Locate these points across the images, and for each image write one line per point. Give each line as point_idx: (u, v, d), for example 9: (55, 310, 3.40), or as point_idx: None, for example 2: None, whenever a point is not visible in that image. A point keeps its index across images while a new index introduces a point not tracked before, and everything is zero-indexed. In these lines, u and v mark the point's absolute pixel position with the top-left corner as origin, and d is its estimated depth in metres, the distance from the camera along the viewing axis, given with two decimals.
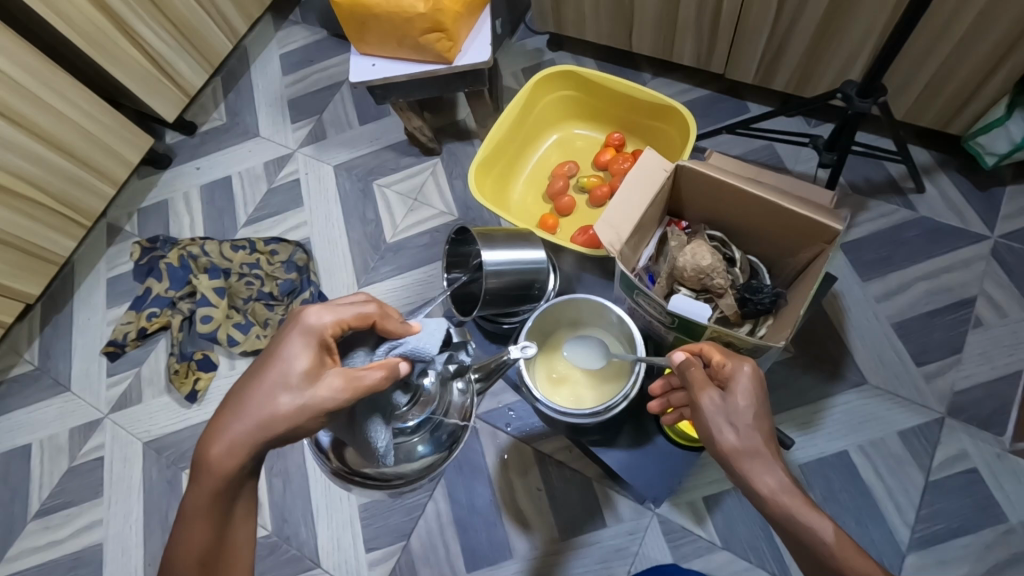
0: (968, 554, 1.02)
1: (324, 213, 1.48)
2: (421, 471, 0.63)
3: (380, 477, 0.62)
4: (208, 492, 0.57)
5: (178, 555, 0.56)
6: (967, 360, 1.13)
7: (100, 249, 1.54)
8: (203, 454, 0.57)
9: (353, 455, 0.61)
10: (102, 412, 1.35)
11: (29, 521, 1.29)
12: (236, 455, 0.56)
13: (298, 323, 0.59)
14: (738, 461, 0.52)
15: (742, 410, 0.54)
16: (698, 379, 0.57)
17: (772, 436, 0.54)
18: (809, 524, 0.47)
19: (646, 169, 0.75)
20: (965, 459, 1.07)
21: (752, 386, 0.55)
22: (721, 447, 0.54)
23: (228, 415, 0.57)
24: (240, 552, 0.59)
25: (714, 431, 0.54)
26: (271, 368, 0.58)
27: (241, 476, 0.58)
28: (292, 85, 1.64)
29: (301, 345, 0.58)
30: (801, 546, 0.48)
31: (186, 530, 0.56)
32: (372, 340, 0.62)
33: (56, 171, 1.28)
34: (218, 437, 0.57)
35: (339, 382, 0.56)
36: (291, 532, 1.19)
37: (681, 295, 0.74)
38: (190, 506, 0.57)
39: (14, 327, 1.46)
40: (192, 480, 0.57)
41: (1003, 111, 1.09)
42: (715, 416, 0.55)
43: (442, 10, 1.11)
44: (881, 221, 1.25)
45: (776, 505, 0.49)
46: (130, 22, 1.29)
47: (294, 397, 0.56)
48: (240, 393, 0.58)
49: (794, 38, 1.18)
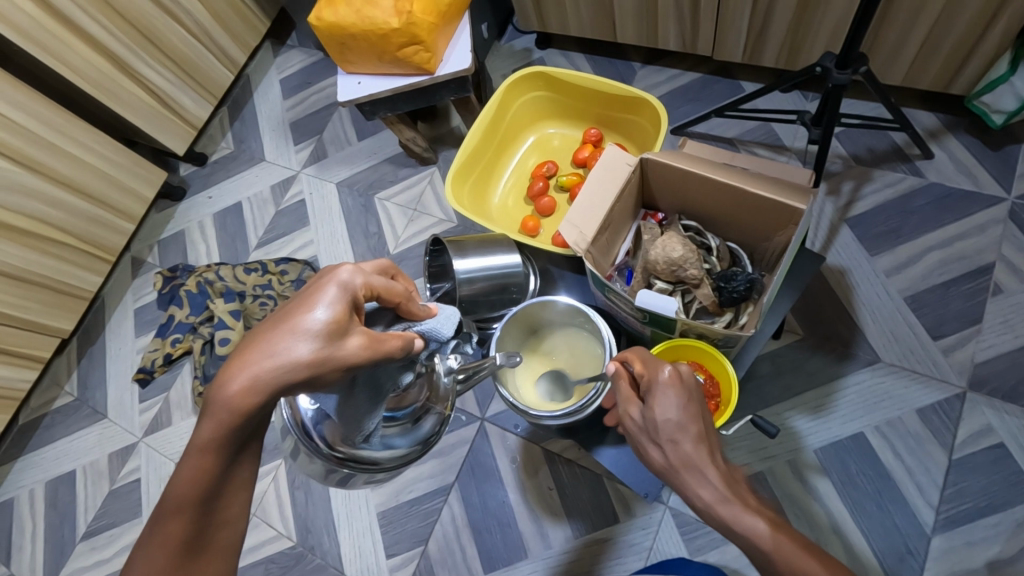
0: (998, 533, 0.97)
1: (329, 230, 1.51)
2: (398, 463, 0.52)
3: (361, 461, 0.50)
4: (223, 424, 0.45)
5: (175, 485, 0.46)
6: (988, 331, 1.07)
7: (126, 282, 1.62)
8: (220, 386, 0.44)
9: (333, 431, 0.49)
10: (136, 436, 1.43)
11: (77, 543, 1.37)
12: (260, 393, 0.44)
13: (329, 274, 0.49)
14: (667, 476, 0.57)
15: (657, 427, 0.58)
16: (625, 398, 0.63)
17: (696, 439, 0.56)
18: (741, 526, 0.51)
19: (609, 167, 0.78)
20: (990, 434, 1.02)
21: (664, 393, 0.58)
22: (652, 462, 0.59)
23: (251, 350, 0.45)
24: (240, 494, 0.49)
25: (643, 452, 0.60)
26: (298, 311, 0.47)
27: (263, 415, 0.46)
28: (292, 108, 1.69)
29: (333, 295, 0.48)
30: (742, 546, 0.52)
31: (191, 459, 0.46)
32: (387, 319, 0.56)
33: (76, 213, 1.36)
34: (239, 370, 0.44)
35: (367, 340, 0.46)
36: (315, 541, 1.23)
37: (647, 292, 0.72)
38: (201, 436, 0.45)
39: (53, 361, 1.55)
40: (205, 408, 0.45)
41: (1007, 67, 1.02)
42: (639, 434, 0.60)
43: (416, 23, 1.12)
44: (888, 191, 1.20)
45: (708, 511, 0.54)
46: (134, 66, 1.35)
47: (319, 343, 0.45)
48: (264, 330, 0.46)
49: (778, 12, 1.14)
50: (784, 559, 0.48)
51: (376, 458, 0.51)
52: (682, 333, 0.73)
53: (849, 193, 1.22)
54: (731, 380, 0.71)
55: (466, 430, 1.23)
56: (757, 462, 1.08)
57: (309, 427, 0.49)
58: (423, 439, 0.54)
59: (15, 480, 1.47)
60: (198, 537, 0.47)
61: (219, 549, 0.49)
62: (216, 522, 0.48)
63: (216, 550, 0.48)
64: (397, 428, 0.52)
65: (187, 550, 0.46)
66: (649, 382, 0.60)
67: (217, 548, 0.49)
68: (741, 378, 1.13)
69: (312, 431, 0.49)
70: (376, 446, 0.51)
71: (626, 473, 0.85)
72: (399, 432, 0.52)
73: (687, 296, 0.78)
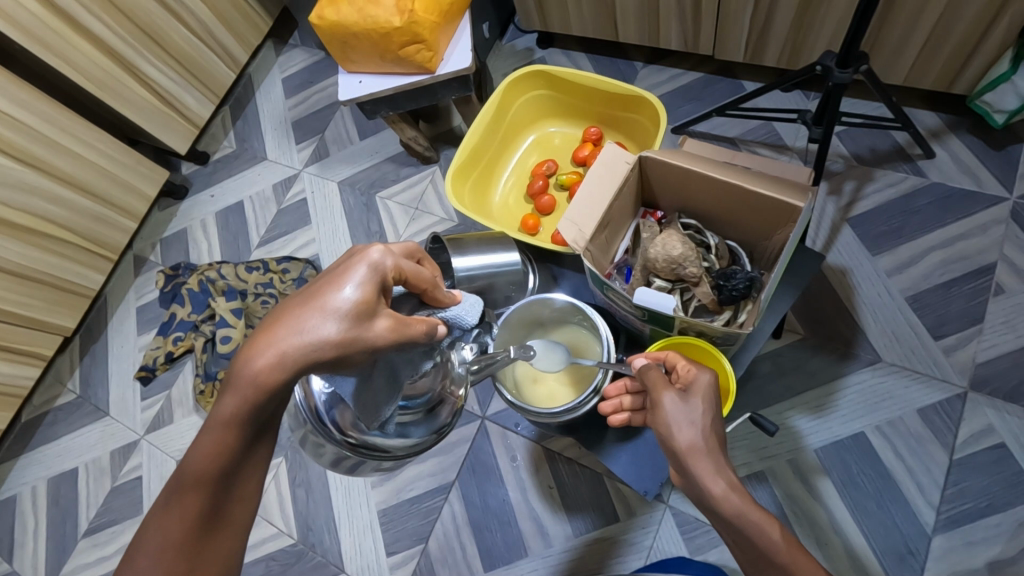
0: (999, 533, 0.97)
1: (331, 229, 1.51)
2: (409, 452, 0.52)
3: (373, 448, 0.50)
4: (247, 399, 0.44)
5: (191, 459, 0.46)
6: (989, 330, 1.07)
7: (128, 280, 1.62)
8: (246, 362, 0.44)
9: (348, 417, 0.49)
10: (138, 433, 1.43)
11: (79, 540, 1.38)
12: (284, 371, 0.44)
13: (360, 254, 0.49)
14: (694, 460, 0.54)
15: (699, 410, 0.57)
16: (659, 380, 0.61)
17: (723, 439, 0.57)
18: (764, 528, 0.51)
19: (609, 165, 0.78)
20: (991, 434, 1.02)
21: (710, 388, 0.59)
22: (679, 443, 0.56)
23: (279, 328, 0.45)
24: (256, 472, 0.49)
25: (673, 428, 0.57)
26: (327, 288, 0.47)
27: (285, 395, 0.46)
28: (294, 108, 1.69)
29: (362, 275, 0.47)
30: (752, 546, 0.51)
31: (210, 434, 0.46)
32: (411, 305, 0.55)
33: (79, 211, 1.36)
34: (265, 347, 0.44)
35: (393, 324, 0.47)
36: (316, 539, 1.23)
37: (646, 288, 0.73)
38: (224, 411, 0.45)
39: (56, 359, 1.55)
40: (229, 383, 0.45)
41: (1009, 66, 1.02)
42: (674, 413, 0.58)
43: (418, 22, 1.12)
44: (889, 191, 1.20)
45: (728, 502, 0.52)
46: (137, 64, 1.36)
47: (346, 324, 0.45)
48: (293, 307, 0.46)
49: (780, 12, 1.14)
50: (796, 566, 0.50)
51: (388, 446, 0.51)
52: (681, 330, 0.73)
53: (850, 193, 1.21)
54: (729, 377, 0.71)
55: (467, 428, 1.23)
56: (758, 462, 1.08)
57: (322, 412, 0.49)
58: (437, 429, 0.54)
59: (18, 477, 1.48)
60: (213, 512, 0.47)
61: (233, 525, 0.48)
62: (230, 500, 0.48)
63: (230, 528, 0.48)
64: (411, 417, 0.52)
65: (201, 526, 0.46)
66: (693, 377, 0.61)
67: (230, 525, 0.48)
68: (742, 378, 1.13)
69: (325, 416, 0.49)
70: (391, 433, 0.51)
71: (626, 471, 0.85)
72: (414, 420, 0.53)
73: (686, 294, 0.78)
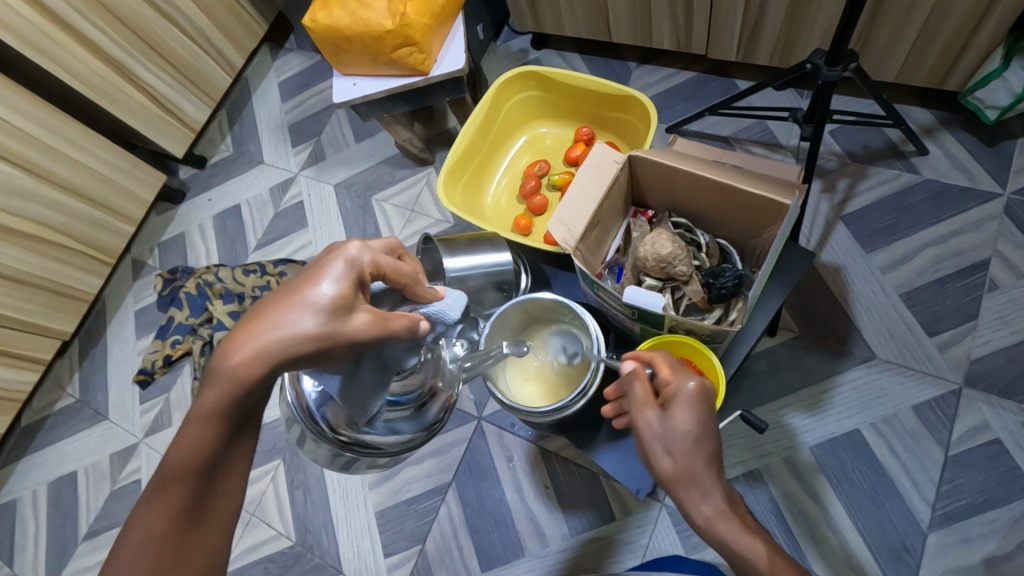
0: (994, 529, 0.97)
1: (327, 232, 1.52)
2: (401, 448, 0.53)
3: (366, 445, 0.50)
4: (226, 393, 0.43)
5: (173, 452, 0.45)
6: (983, 326, 1.07)
7: (127, 284, 1.63)
8: (224, 357, 0.43)
9: (338, 414, 0.49)
10: (137, 437, 1.44)
11: (79, 543, 1.38)
12: (263, 365, 0.43)
13: (337, 250, 0.48)
14: (677, 489, 0.57)
15: (675, 436, 0.57)
16: (641, 400, 0.61)
17: (706, 458, 0.56)
18: (745, 549, 0.53)
19: (598, 165, 0.78)
20: (986, 430, 1.02)
21: (688, 406, 0.58)
22: (660, 473, 0.57)
23: (256, 323, 0.44)
24: (240, 465, 0.48)
25: (653, 457, 0.58)
26: (304, 284, 0.45)
27: (266, 389, 0.45)
28: (291, 111, 1.70)
29: (340, 271, 0.46)
30: (739, 564, 0.53)
31: (191, 428, 0.45)
32: (393, 300, 0.55)
33: (78, 216, 1.37)
34: (242, 342, 0.43)
35: (373, 317, 0.46)
36: (314, 541, 1.23)
37: (637, 287, 0.73)
38: (205, 405, 0.44)
39: (56, 363, 1.56)
40: (208, 378, 0.44)
41: (999, 62, 1.03)
42: (653, 441, 0.59)
43: (409, 25, 1.13)
44: (883, 188, 1.20)
45: (711, 529, 0.55)
46: (133, 69, 1.36)
47: (325, 318, 0.44)
48: (271, 302, 0.45)
49: (771, 11, 1.15)
50: None
51: (381, 443, 0.51)
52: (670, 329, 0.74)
53: (844, 190, 1.22)
54: (719, 375, 0.72)
55: (464, 429, 1.23)
56: (753, 460, 1.08)
57: (314, 409, 0.49)
58: (428, 424, 0.54)
59: (18, 481, 1.48)
60: (197, 506, 0.46)
61: (217, 521, 0.47)
62: (213, 494, 0.47)
63: (214, 522, 0.47)
64: (402, 413, 0.53)
65: (183, 520, 0.45)
66: (674, 390, 0.59)
67: (214, 519, 0.47)
68: (737, 376, 1.13)
69: (317, 414, 0.49)
70: (381, 429, 0.51)
71: (618, 470, 0.86)
72: (403, 417, 0.53)
73: (677, 292, 0.79)
